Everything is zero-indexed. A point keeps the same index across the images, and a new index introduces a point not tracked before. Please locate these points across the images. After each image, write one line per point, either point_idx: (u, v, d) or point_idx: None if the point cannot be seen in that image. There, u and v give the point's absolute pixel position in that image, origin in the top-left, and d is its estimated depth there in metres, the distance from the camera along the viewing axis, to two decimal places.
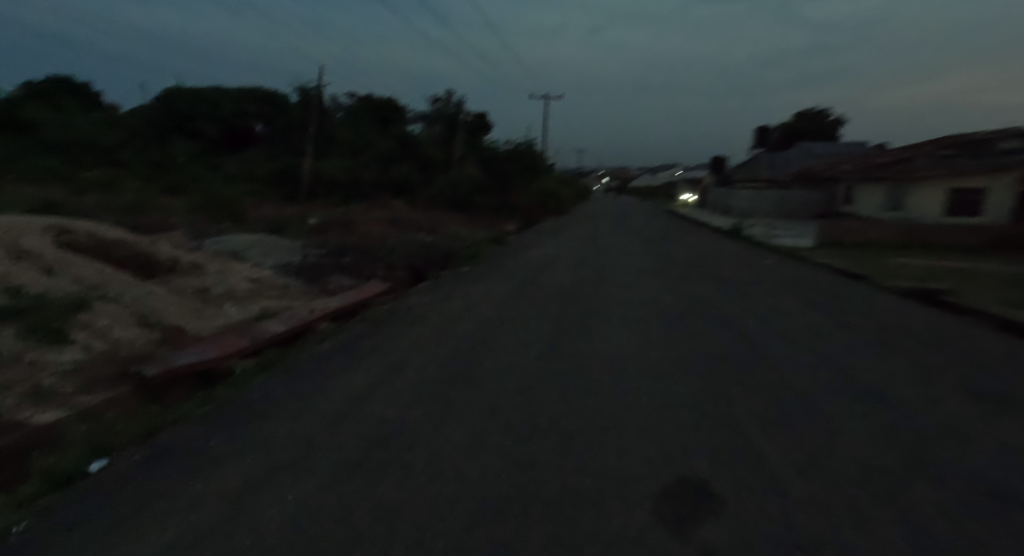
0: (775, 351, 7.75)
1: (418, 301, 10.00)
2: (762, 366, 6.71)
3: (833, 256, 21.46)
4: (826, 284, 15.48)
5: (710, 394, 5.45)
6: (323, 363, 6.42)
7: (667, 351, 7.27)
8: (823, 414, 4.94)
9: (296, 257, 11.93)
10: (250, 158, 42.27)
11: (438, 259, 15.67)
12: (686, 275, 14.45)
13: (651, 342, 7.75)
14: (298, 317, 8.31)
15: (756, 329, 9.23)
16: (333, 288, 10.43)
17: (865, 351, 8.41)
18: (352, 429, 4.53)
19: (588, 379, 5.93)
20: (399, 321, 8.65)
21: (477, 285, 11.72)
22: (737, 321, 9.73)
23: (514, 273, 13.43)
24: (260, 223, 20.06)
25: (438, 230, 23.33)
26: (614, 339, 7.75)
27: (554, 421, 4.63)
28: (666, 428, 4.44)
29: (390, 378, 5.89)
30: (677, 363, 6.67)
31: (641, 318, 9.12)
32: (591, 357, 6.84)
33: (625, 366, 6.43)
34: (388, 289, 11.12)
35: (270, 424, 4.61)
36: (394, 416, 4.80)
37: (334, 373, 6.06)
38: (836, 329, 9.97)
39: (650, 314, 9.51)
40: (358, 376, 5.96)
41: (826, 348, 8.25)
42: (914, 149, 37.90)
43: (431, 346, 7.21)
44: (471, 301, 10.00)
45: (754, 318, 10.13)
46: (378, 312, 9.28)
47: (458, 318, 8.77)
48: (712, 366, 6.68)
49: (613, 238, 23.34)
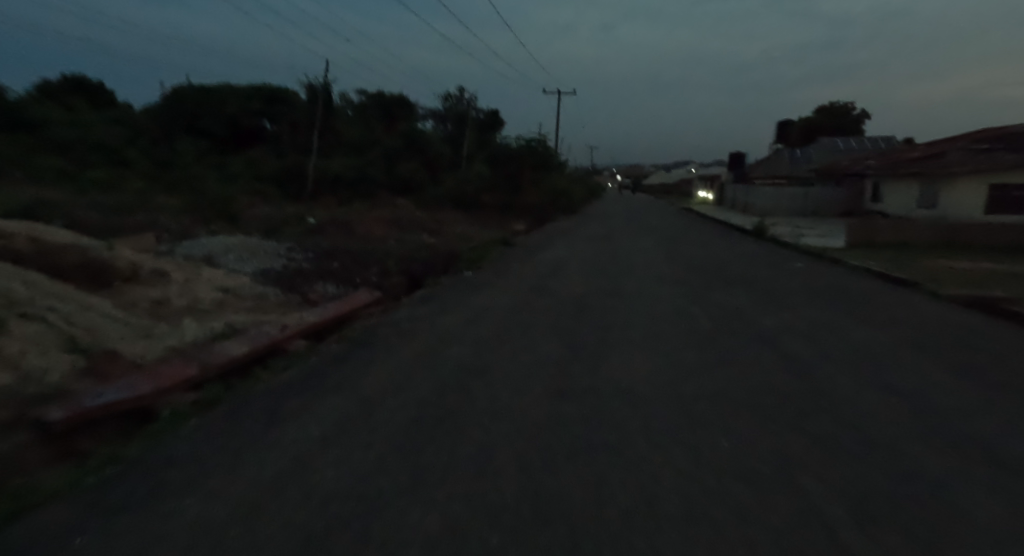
0: (827, 380, 6.52)
1: (408, 315, 8.83)
2: (818, 406, 5.48)
3: (867, 258, 20.11)
4: (866, 291, 14.11)
5: (765, 449, 4.19)
6: (279, 397, 5.23)
7: (697, 384, 6.03)
8: (932, 477, 3.60)
9: (277, 263, 10.82)
10: (256, 157, 41.64)
11: (439, 264, 14.59)
12: (711, 282, 13.18)
13: (677, 370, 6.50)
14: (265, 335, 7.14)
15: (799, 349, 7.95)
16: (315, 298, 9.28)
17: (932, 372, 7.18)
18: (288, 500, 3.30)
19: (602, 424, 4.68)
20: (384, 339, 7.51)
21: (479, 295, 10.57)
22: (776, 339, 8.44)
23: (521, 279, 12.31)
24: (255, 223, 19.09)
25: (443, 231, 22.20)
26: (634, 367, 6.52)
27: (564, 489, 3.39)
28: (722, 496, 3.15)
29: (352, 423, 4.67)
30: (713, 404, 5.41)
31: (664, 339, 7.89)
32: (605, 390, 5.61)
33: (648, 405, 5.20)
34: (377, 299, 9.99)
35: (175, 497, 3.33)
36: (348, 482, 3.57)
37: (288, 413, 4.86)
38: (888, 343, 8.77)
39: (674, 332, 8.27)
40: (316, 420, 4.73)
41: (889, 374, 6.94)
42: (948, 145, 36.03)
43: (414, 376, 6.01)
44: (468, 316, 8.81)
45: (794, 335, 8.84)
46: (362, 329, 8.12)
47: (450, 337, 7.59)
48: (755, 405, 5.43)
49: (628, 240, 22.21)
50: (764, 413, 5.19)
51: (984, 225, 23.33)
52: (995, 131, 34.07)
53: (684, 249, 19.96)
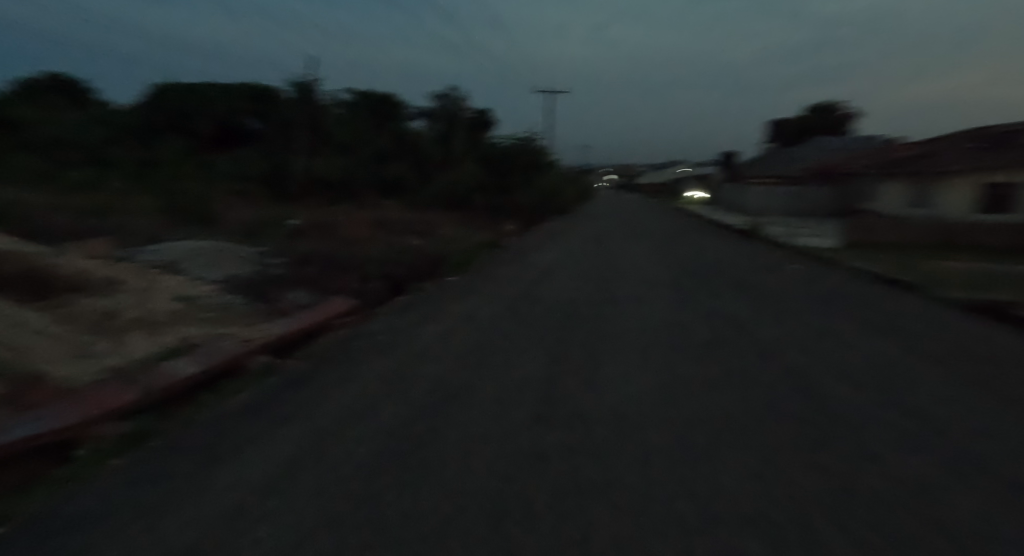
0: (838, 395, 6.00)
1: (386, 325, 8.17)
2: (830, 424, 4.95)
3: (863, 260, 19.80)
4: (866, 294, 13.66)
5: (786, 478, 3.55)
6: (223, 429, 4.58)
7: (698, 404, 5.44)
8: (983, 499, 3.05)
9: (247, 268, 10.17)
10: (242, 156, 40.79)
11: (423, 268, 14.00)
12: (706, 288, 12.66)
13: (676, 388, 5.91)
14: (223, 351, 6.45)
15: (804, 362, 7.41)
16: (285, 308, 8.61)
17: (944, 385, 6.72)
18: (208, 541, 2.64)
19: (595, 455, 4.04)
20: (356, 352, 6.89)
21: (463, 302, 10.01)
22: (777, 351, 7.91)
23: (508, 285, 11.74)
24: (234, 226, 18.38)
25: (431, 233, 21.55)
26: (627, 385, 5.95)
27: (545, 522, 2.77)
28: (743, 523, 2.56)
29: (304, 460, 4.02)
30: (718, 426, 4.81)
31: (661, 353, 7.30)
32: (597, 414, 5.00)
33: (644, 431, 4.59)
34: (353, 308, 9.34)
35: (62, 541, 2.68)
36: (286, 528, 2.90)
37: (232, 448, 4.23)
38: (892, 353, 8.33)
39: (671, 345, 7.70)
40: (260, 457, 4.06)
41: (902, 388, 6.41)
42: (940, 144, 35.93)
43: (383, 400, 5.36)
44: (450, 326, 8.18)
45: (797, 346, 8.31)
46: (333, 340, 7.45)
47: (429, 352, 6.95)
48: (764, 426, 4.83)
49: (621, 242, 21.75)
50: (777, 436, 4.57)
51: (977, 225, 23.18)
52: (987, 130, 33.96)
53: (678, 251, 19.48)
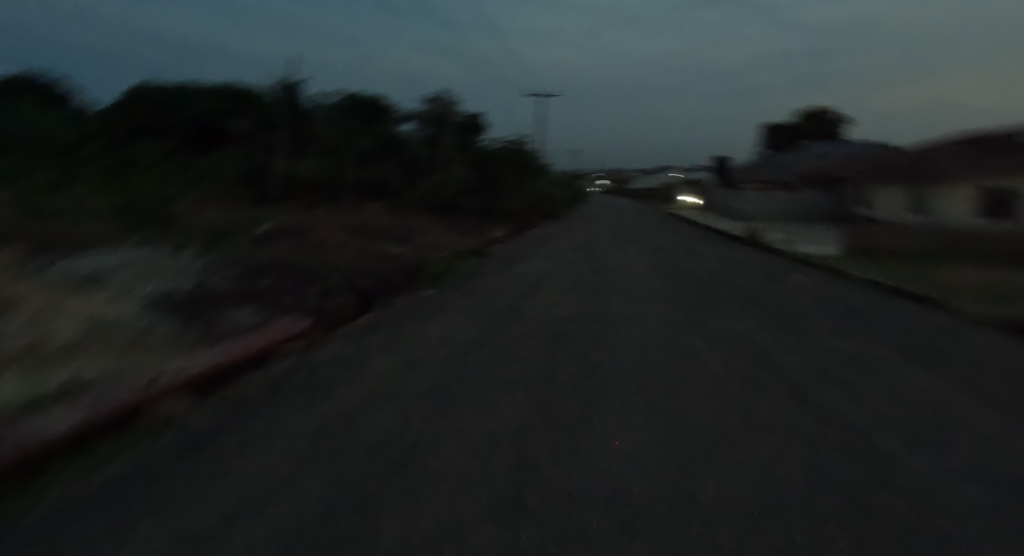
0: (890, 433, 4.86)
1: (337, 354, 6.84)
2: (908, 475, 3.77)
3: (868, 269, 18.86)
4: (878, 309, 12.62)
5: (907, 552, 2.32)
6: (75, 505, 3.23)
7: (721, 456, 4.12)
8: None
9: (186, 283, 8.82)
10: (220, 158, 39.23)
11: (398, 279, 12.78)
12: (708, 303, 11.50)
13: (687, 435, 4.63)
14: (117, 394, 5.01)
15: (832, 392, 6.24)
16: (222, 330, 7.30)
17: (1005, 414, 5.65)
18: None
19: (581, 528, 2.70)
20: (295, 391, 5.61)
21: (437, 322, 8.79)
22: (800, 380, 6.69)
23: (489, 300, 10.55)
24: (195, 232, 16.98)
25: (412, 239, 20.25)
26: (633, 428, 4.73)
27: None
28: None
29: (154, 539, 2.68)
30: (758, 485, 3.50)
31: (664, 387, 6.03)
32: (590, 474, 3.69)
33: (654, 496, 3.26)
34: (305, 330, 7.98)
35: None
36: None
37: (75, 526, 2.88)
38: (926, 375, 7.31)
39: (675, 377, 6.43)
40: (110, 534, 2.72)
41: (963, 425, 5.19)
42: (935, 149, 35.53)
43: (305, 461, 4.00)
44: (415, 354, 6.87)
45: (819, 371, 7.22)
46: (266, 376, 6.10)
47: (382, 392, 5.62)
48: (817, 484, 3.54)
49: (613, 251, 20.70)
50: (838, 496, 3.27)
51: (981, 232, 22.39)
52: (983, 135, 33.50)
53: (673, 261, 18.39)
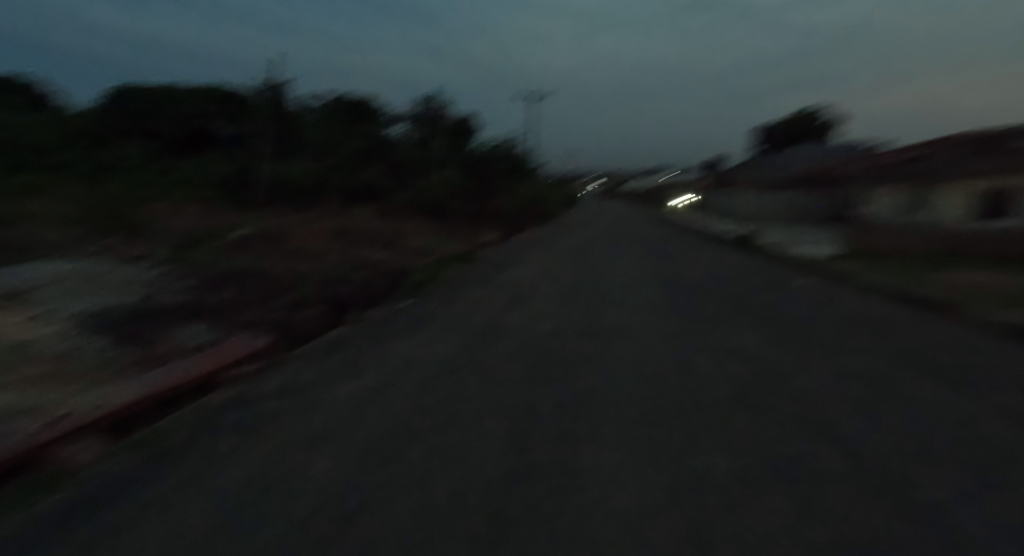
0: (938, 465, 4.07)
1: (292, 381, 6.02)
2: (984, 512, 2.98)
3: (869, 272, 18.29)
4: (887, 317, 11.93)
5: None
6: None
7: (742, 497, 3.29)
8: None
9: (132, 298, 7.95)
10: (206, 161, 38.28)
11: (376, 289, 11.98)
12: (708, 313, 10.80)
13: (699, 473, 3.79)
14: (10, 439, 4.08)
15: (855, 416, 5.47)
16: (164, 352, 6.44)
17: None
18: None
19: None
20: (235, 430, 4.74)
21: (412, 337, 8.01)
22: (818, 403, 5.91)
23: (472, 312, 9.76)
24: (166, 237, 16.12)
25: (398, 244, 19.45)
26: (632, 469, 3.91)
27: None
28: None
29: None
30: (796, 525, 2.66)
31: (666, 414, 5.25)
32: (578, 533, 2.85)
33: (656, 543, 2.44)
34: (263, 351, 7.17)
35: None
36: None
37: None
38: (949, 393, 6.62)
39: (677, 401, 5.65)
40: None
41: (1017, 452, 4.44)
42: (930, 149, 35.23)
43: (217, 524, 3.13)
44: (382, 380, 6.06)
45: (834, 390, 6.48)
46: (205, 407, 5.28)
47: (336, 428, 4.80)
48: (870, 522, 2.72)
49: (607, 256, 20.08)
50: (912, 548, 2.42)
51: (980, 233, 21.93)
52: (980, 134, 33.18)
53: (669, 267, 17.70)
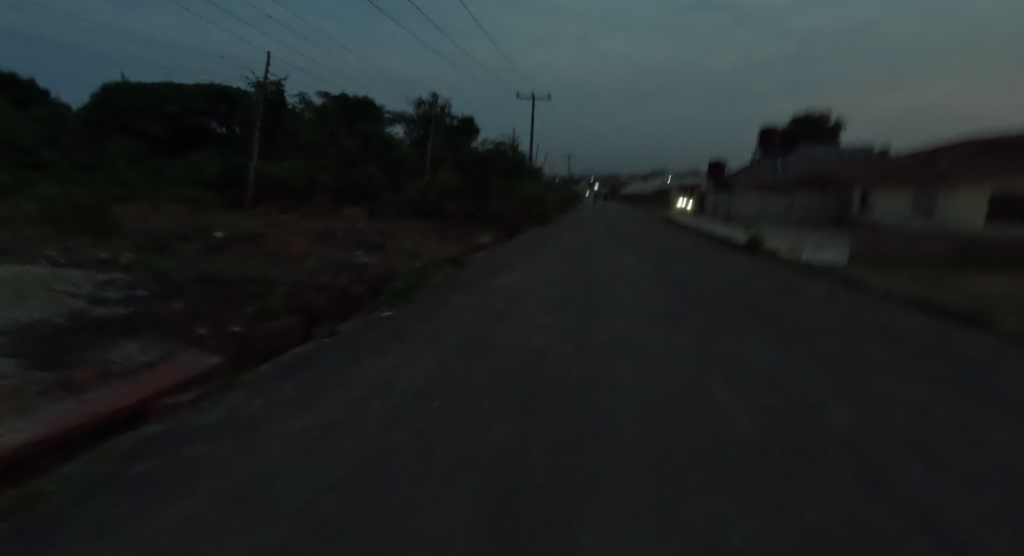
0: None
1: (227, 415, 4.94)
2: None
3: (884, 279, 17.35)
4: (915, 331, 10.88)
5: None
6: None
7: None
8: None
9: (62, 312, 6.93)
10: (194, 159, 37.26)
11: (356, 296, 11.00)
12: (717, 326, 9.83)
13: (753, 531, 2.65)
14: None
15: (910, 449, 4.47)
16: (84, 375, 5.41)
17: None
18: None
19: None
20: (140, 478, 3.69)
21: (385, 355, 7.00)
22: (873, 438, 4.80)
23: (457, 325, 8.77)
24: (136, 239, 15.13)
25: (386, 247, 18.42)
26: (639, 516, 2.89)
27: None
28: None
29: None
30: None
31: (689, 455, 4.13)
32: None
33: None
34: (205, 374, 6.07)
35: None
36: None
37: None
38: (1009, 420, 5.65)
39: (699, 439, 4.54)
40: None
41: None
42: (937, 151, 34.38)
43: None
44: (336, 415, 4.96)
45: (874, 417, 5.49)
46: (110, 450, 4.17)
47: (264, 478, 3.67)
48: None
49: (608, 262, 19.12)
50: None
51: (997, 238, 21.01)
52: (991, 136, 32.16)
53: (673, 274, 16.68)
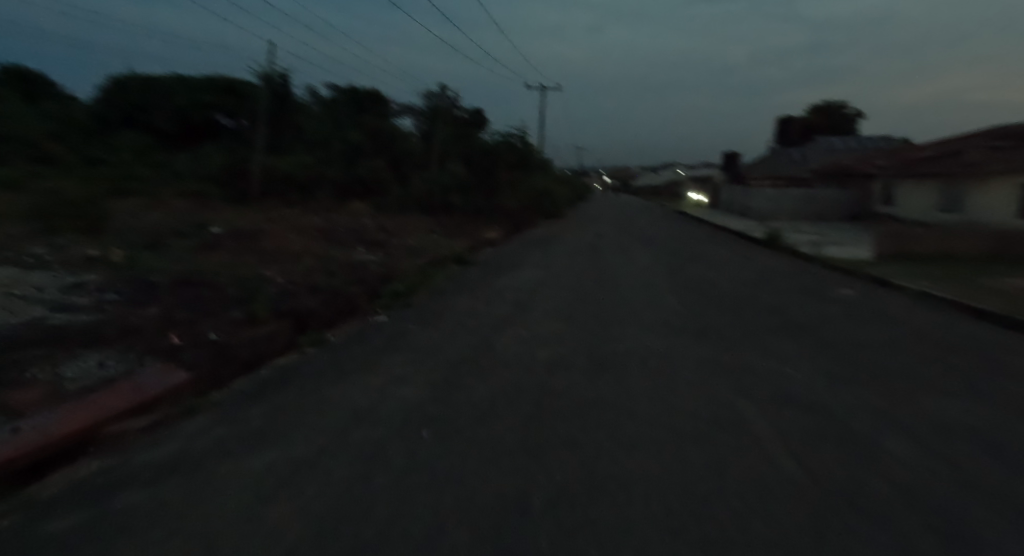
0: None
1: (181, 449, 4.18)
2: None
3: (915, 278, 16.32)
4: (959, 337, 9.95)
5: None
6: None
7: None
8: None
9: (22, 319, 6.29)
10: (200, 153, 36.84)
11: (351, 299, 10.29)
12: (743, 335, 9.00)
13: None
14: None
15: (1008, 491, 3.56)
16: (29, 392, 4.73)
17: None
18: None
19: None
20: (51, 534, 2.95)
21: (374, 371, 6.27)
22: (956, 476, 3.89)
23: (456, 334, 8.03)
24: (129, 236, 14.59)
25: (388, 244, 17.76)
26: None
27: None
28: None
29: None
30: None
31: (740, 507, 3.24)
32: None
33: None
34: (170, 391, 5.28)
35: None
36: None
37: None
38: None
39: (747, 483, 3.65)
40: None
41: None
42: (964, 141, 32.95)
43: None
44: (306, 451, 4.17)
45: (943, 449, 4.59)
46: (28, 499, 3.39)
47: (198, 540, 2.84)
48: None
49: (621, 260, 18.28)
50: None
51: None
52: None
53: (689, 275, 15.86)
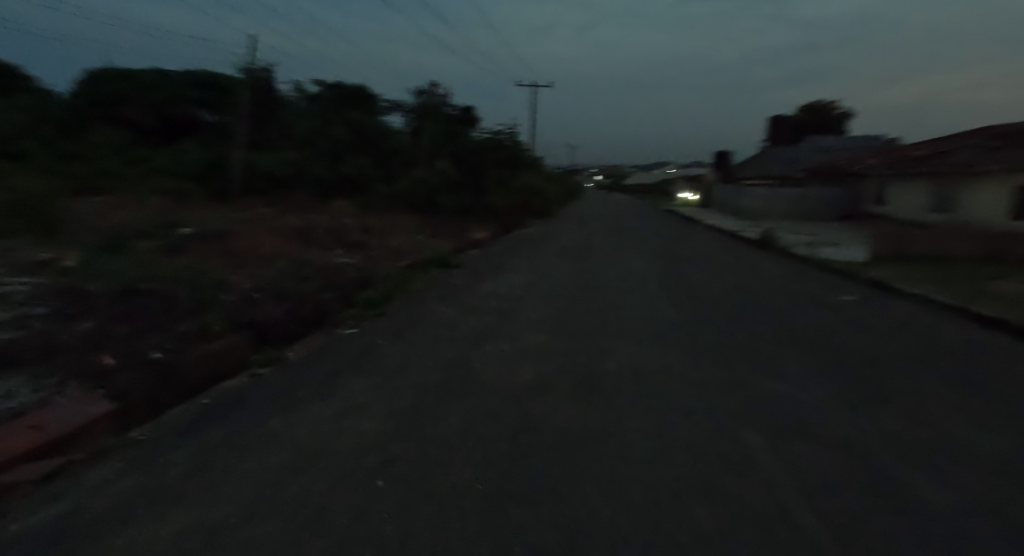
0: None
1: (74, 510, 3.38)
2: None
3: (914, 281, 15.82)
4: (969, 348, 9.38)
5: None
6: None
7: None
8: None
9: None
10: (180, 149, 35.67)
11: (321, 309, 9.50)
12: (741, 350, 8.36)
13: None
14: None
15: None
16: None
17: None
18: None
19: None
20: None
21: (331, 401, 5.50)
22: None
23: (430, 352, 7.28)
24: (88, 238, 13.66)
25: (370, 246, 16.94)
26: None
27: None
28: None
29: None
30: None
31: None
32: None
33: None
34: (86, 427, 4.46)
35: None
36: None
37: None
38: None
39: (779, 525, 2.91)
40: None
41: None
42: (955, 141, 32.76)
43: None
44: (226, 510, 3.38)
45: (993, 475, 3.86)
46: None
47: None
48: None
49: (611, 265, 17.65)
50: None
51: None
52: (1013, 125, 30.59)
53: (682, 280, 15.24)
